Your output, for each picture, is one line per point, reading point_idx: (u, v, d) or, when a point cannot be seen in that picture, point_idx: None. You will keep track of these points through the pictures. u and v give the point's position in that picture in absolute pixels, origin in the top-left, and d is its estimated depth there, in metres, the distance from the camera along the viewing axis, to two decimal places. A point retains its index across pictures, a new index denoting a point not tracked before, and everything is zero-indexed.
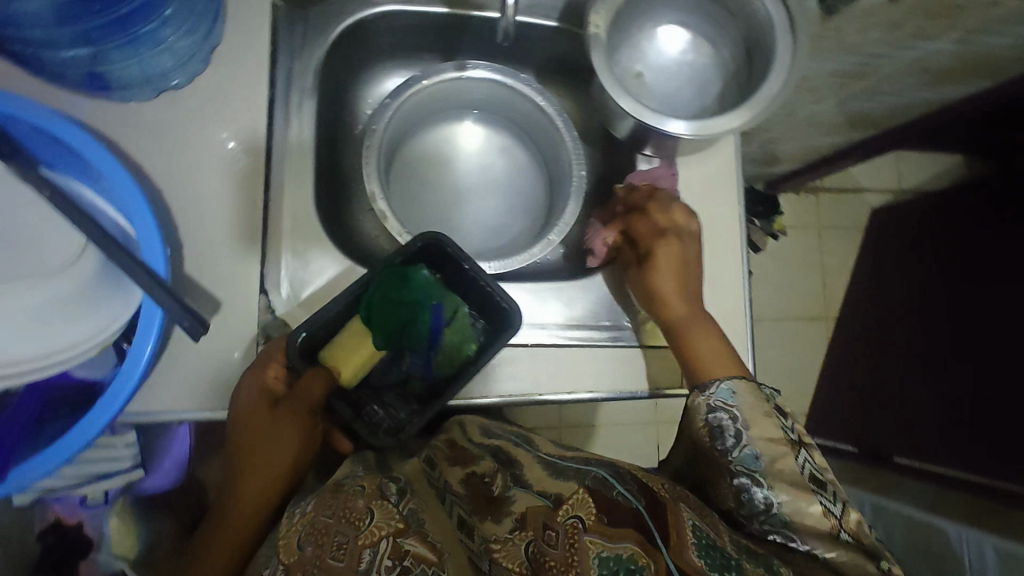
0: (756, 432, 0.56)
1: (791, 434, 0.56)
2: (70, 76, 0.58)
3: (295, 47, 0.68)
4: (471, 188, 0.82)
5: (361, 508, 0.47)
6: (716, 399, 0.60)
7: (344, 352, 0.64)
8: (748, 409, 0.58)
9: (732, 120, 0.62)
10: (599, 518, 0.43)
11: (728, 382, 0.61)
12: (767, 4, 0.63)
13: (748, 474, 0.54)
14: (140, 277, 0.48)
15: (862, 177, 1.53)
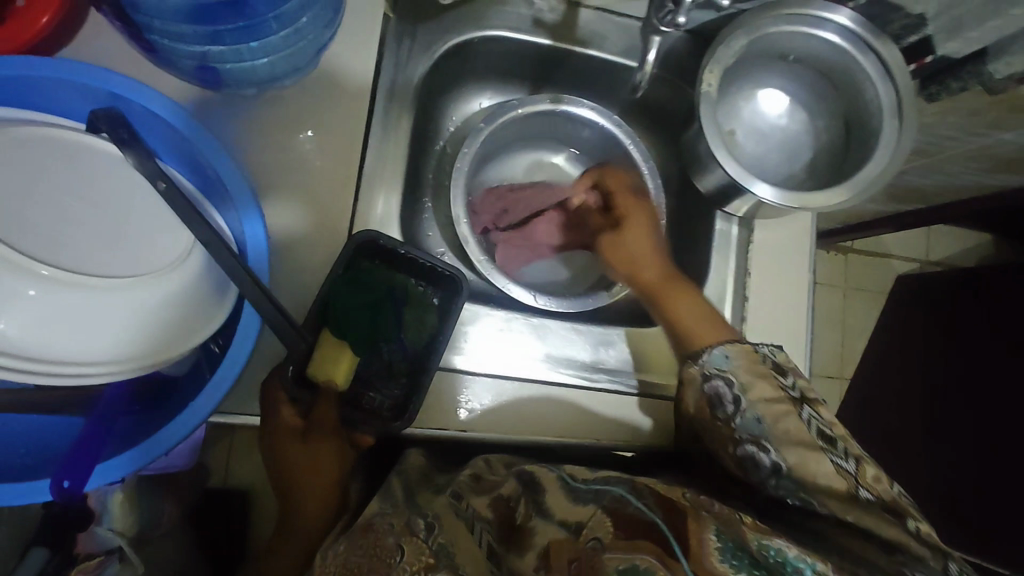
0: (754, 394, 0.54)
1: (791, 390, 0.53)
2: (183, 68, 0.56)
3: (399, 60, 0.68)
4: None
5: (391, 546, 0.47)
6: (709, 367, 0.57)
7: (325, 357, 0.58)
8: (742, 373, 0.55)
9: (832, 196, 0.62)
10: (616, 534, 0.42)
11: (721, 348, 0.58)
12: (878, 87, 0.63)
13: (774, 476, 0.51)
14: (248, 285, 0.47)
15: (893, 245, 1.50)
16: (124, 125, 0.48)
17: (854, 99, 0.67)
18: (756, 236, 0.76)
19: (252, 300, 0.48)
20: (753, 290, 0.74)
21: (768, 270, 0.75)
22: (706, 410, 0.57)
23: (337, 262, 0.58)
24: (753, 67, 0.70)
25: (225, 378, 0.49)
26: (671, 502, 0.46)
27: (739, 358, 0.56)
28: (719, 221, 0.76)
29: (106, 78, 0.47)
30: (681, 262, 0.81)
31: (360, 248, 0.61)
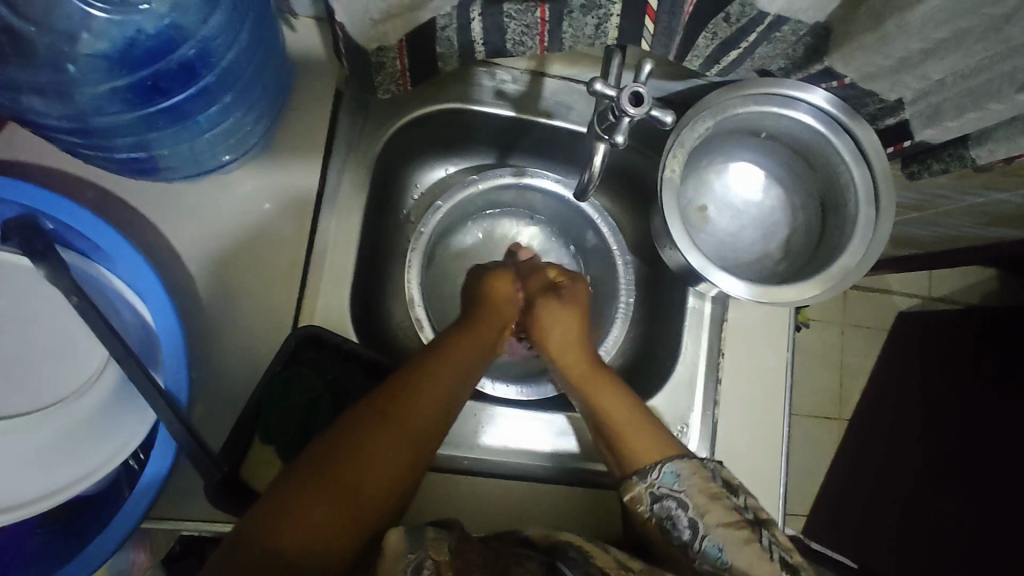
0: (709, 517, 0.49)
1: (746, 512, 0.49)
2: (122, 168, 0.54)
3: (355, 136, 0.66)
4: None
5: None
6: (660, 485, 0.52)
7: (259, 468, 0.53)
8: (696, 493, 0.50)
9: (801, 290, 0.58)
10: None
11: (671, 464, 0.53)
12: (852, 172, 0.60)
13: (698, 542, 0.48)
14: (160, 406, 0.44)
15: (891, 284, 1.43)
16: (38, 235, 0.46)
17: (830, 180, 0.63)
18: (730, 313, 0.72)
19: (165, 421, 0.45)
20: (727, 372, 0.70)
21: (743, 349, 0.71)
22: (658, 530, 0.51)
23: (274, 361, 0.55)
24: (725, 142, 0.67)
25: (140, 501, 0.46)
26: None
27: (691, 478, 0.51)
28: (691, 297, 0.73)
29: (21, 188, 0.46)
30: (655, 336, 0.77)
31: (298, 343, 0.56)
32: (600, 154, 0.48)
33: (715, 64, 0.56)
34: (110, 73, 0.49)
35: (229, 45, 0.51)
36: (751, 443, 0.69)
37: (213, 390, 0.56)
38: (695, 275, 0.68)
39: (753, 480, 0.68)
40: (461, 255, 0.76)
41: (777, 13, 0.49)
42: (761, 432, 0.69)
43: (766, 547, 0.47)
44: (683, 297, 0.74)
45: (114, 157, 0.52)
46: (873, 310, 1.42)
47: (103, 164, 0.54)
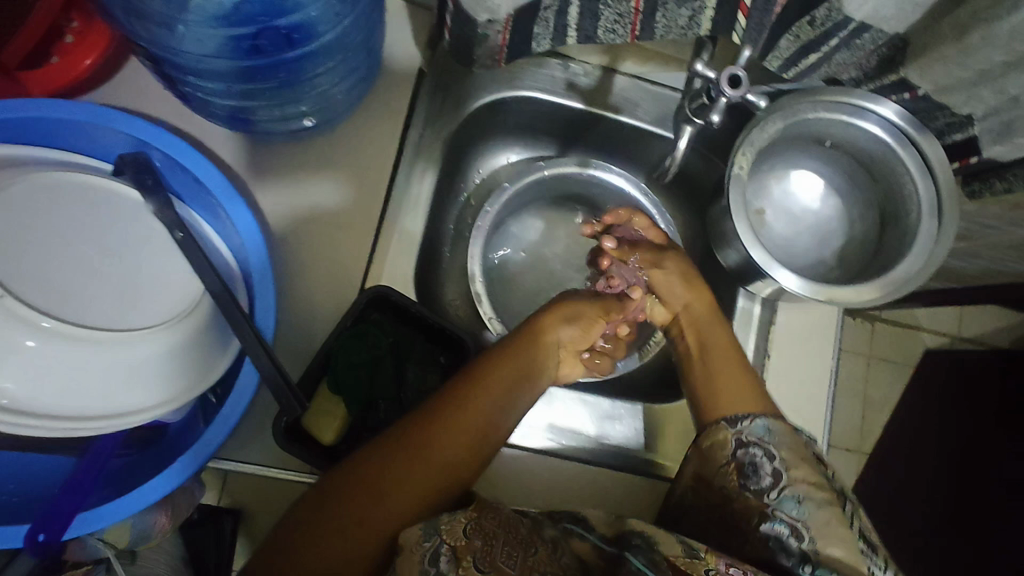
0: (796, 473, 0.51)
1: (832, 483, 0.52)
2: (217, 115, 0.58)
3: (434, 113, 0.68)
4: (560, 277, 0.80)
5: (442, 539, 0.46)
6: (749, 434, 0.55)
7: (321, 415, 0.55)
8: (785, 449, 0.53)
9: (860, 293, 0.60)
10: None
11: (763, 420, 0.56)
12: (917, 182, 0.61)
13: (788, 524, 0.49)
14: (251, 341, 0.48)
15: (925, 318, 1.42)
16: (150, 172, 0.50)
17: (892, 192, 0.65)
18: (779, 318, 0.73)
19: (253, 355, 0.48)
20: (772, 373, 0.71)
21: (789, 351, 0.72)
22: (736, 475, 0.53)
23: (345, 319, 0.57)
24: (789, 148, 0.69)
25: (221, 429, 0.47)
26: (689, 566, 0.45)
27: (782, 438, 0.54)
28: (741, 299, 0.74)
29: (137, 123, 0.49)
30: None
31: (369, 302, 0.59)
32: (684, 137, 0.52)
33: (793, 66, 0.58)
34: (219, 22, 0.50)
35: (343, 17, 0.53)
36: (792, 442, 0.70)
37: (284, 339, 0.59)
38: (750, 274, 0.70)
39: None
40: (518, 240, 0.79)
41: (862, 19, 0.51)
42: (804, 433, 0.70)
43: (847, 516, 0.49)
44: (732, 298, 0.76)
45: (215, 102, 0.56)
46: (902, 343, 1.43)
47: (200, 110, 0.58)
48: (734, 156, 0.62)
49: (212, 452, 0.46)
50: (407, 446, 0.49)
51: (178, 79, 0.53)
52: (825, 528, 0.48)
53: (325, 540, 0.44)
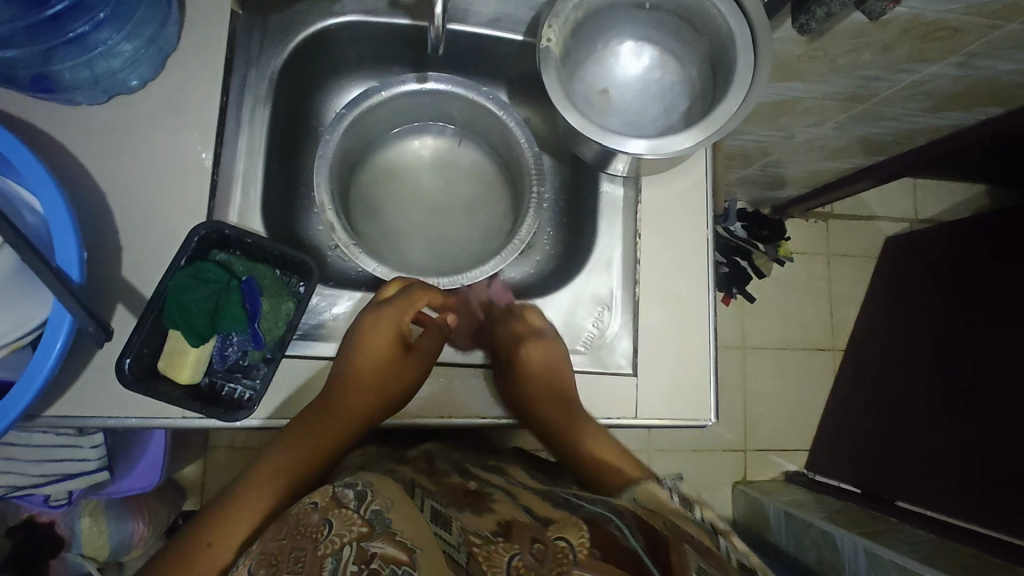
0: (704, 512, 0.50)
1: (706, 523, 0.48)
2: (18, 79, 0.57)
3: (254, 54, 0.68)
4: (433, 201, 0.81)
5: (316, 522, 0.50)
6: (675, 487, 0.54)
7: (177, 354, 0.57)
8: (687, 493, 0.53)
9: (687, 141, 0.60)
10: (592, 554, 0.44)
11: (646, 479, 0.55)
12: (728, 20, 0.60)
13: (667, 484, 0.54)
14: (51, 282, 0.47)
15: (873, 204, 1.64)
16: None
17: (715, 40, 0.63)
18: (644, 197, 0.72)
19: (58, 295, 0.48)
20: (645, 252, 0.71)
21: (657, 225, 0.72)
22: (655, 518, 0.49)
23: (178, 258, 0.57)
24: (613, 19, 0.67)
25: (31, 382, 0.47)
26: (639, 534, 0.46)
27: (688, 492, 0.53)
28: (604, 184, 0.74)
29: None
30: (576, 233, 0.78)
31: (206, 240, 0.59)
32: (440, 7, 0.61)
33: None
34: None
35: None
36: (672, 309, 0.71)
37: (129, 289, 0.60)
38: (603, 157, 0.69)
39: (678, 353, 0.71)
40: (386, 173, 0.81)
41: None
42: (682, 297, 0.72)
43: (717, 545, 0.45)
44: (596, 188, 0.75)
45: (11, 66, 0.56)
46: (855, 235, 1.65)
47: (5, 83, 0.58)
48: (546, 55, 0.61)
49: (22, 406, 0.47)
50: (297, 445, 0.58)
51: None
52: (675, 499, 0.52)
53: (211, 543, 0.51)
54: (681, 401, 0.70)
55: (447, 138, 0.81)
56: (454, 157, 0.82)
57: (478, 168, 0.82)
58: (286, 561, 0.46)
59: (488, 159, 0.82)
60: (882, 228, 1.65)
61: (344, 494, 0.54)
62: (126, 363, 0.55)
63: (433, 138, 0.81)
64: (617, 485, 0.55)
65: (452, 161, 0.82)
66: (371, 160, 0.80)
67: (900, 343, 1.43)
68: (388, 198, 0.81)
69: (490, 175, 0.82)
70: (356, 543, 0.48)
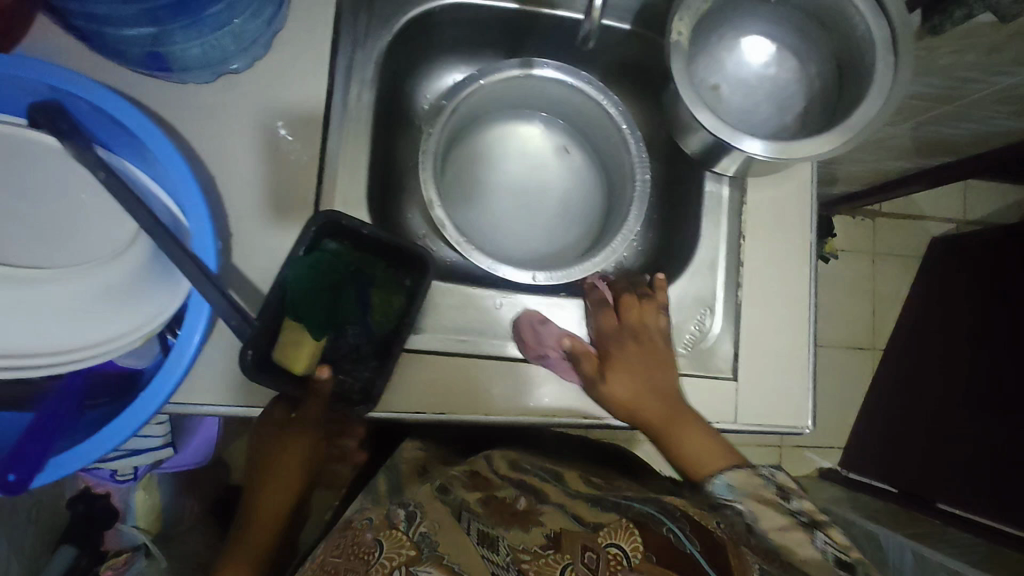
0: (765, 524, 0.52)
1: (799, 516, 0.53)
2: (133, 56, 0.55)
3: (360, 36, 0.66)
4: (523, 188, 0.80)
5: (369, 542, 0.54)
6: (716, 495, 0.56)
7: (292, 347, 0.56)
8: (752, 500, 0.54)
9: (819, 145, 0.58)
10: (645, 556, 0.47)
11: (724, 475, 0.57)
12: (868, 19, 0.58)
13: (729, 504, 0.55)
14: (193, 271, 0.47)
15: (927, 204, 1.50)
16: (63, 120, 0.48)
17: (846, 39, 0.61)
18: (749, 197, 0.71)
19: (197, 285, 0.47)
20: (748, 255, 0.70)
21: (761, 226, 0.71)
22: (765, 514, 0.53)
23: (296, 247, 0.55)
24: (734, 12, 0.65)
25: (177, 365, 0.47)
26: (698, 516, 0.50)
27: (742, 481, 0.56)
28: (708, 183, 0.72)
29: (51, 71, 0.47)
30: (673, 230, 0.77)
31: (321, 229, 0.57)
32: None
33: None
34: None
35: None
36: (775, 313, 0.70)
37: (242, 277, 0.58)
38: (715, 155, 0.67)
39: (779, 358, 0.70)
40: (475, 157, 0.79)
41: None
42: (784, 300, 0.70)
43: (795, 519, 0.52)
44: (699, 185, 0.73)
45: (128, 43, 0.54)
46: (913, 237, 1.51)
47: (117, 58, 0.56)
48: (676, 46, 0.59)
49: (170, 391, 0.47)
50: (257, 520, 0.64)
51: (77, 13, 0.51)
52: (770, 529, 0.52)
53: None
54: (780, 407, 0.69)
55: (541, 125, 0.80)
56: (545, 144, 0.80)
57: (569, 156, 0.81)
58: None
59: (579, 147, 0.80)
60: (934, 229, 1.51)
61: (398, 512, 0.58)
62: (248, 355, 0.53)
63: (525, 123, 0.80)
64: (706, 475, 0.58)
65: (546, 149, 0.80)
66: (461, 147, 0.78)
67: (926, 345, 1.35)
68: (480, 185, 0.79)
69: (580, 163, 0.81)
70: (404, 567, 0.50)
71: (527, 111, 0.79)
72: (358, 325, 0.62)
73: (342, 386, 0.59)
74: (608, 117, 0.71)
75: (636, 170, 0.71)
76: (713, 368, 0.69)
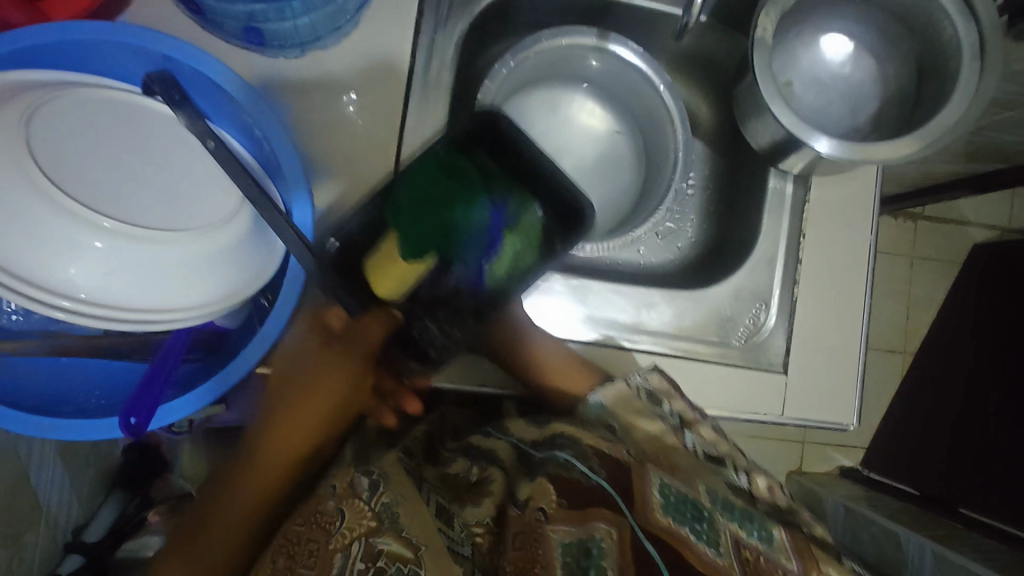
0: (645, 426, 0.56)
1: (673, 417, 0.57)
2: (231, 29, 0.56)
3: (442, 17, 0.67)
4: (567, 161, 0.78)
5: (331, 510, 0.50)
6: (641, 382, 0.58)
7: (387, 259, 0.55)
8: (622, 410, 0.57)
9: (898, 148, 0.57)
10: (560, 504, 0.47)
11: (596, 392, 0.58)
12: (956, 24, 0.57)
13: (644, 393, 0.58)
14: (293, 239, 0.49)
15: (968, 208, 1.36)
16: (176, 87, 0.50)
17: (932, 42, 0.61)
18: (813, 194, 0.71)
19: (297, 255, 0.50)
20: (808, 252, 0.71)
21: (825, 224, 0.71)
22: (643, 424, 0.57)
23: (438, 142, 0.56)
24: (815, 10, 0.66)
25: (275, 325, 0.51)
26: (613, 452, 0.51)
27: (613, 393, 0.57)
28: (773, 179, 0.72)
29: (172, 43, 0.49)
30: (735, 223, 0.77)
31: (476, 130, 0.57)
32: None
33: None
34: None
35: None
36: (831, 312, 0.70)
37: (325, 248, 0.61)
38: (782, 151, 0.67)
39: (835, 357, 0.70)
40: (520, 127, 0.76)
41: None
42: (842, 298, 0.71)
43: (685, 438, 0.56)
44: (763, 181, 0.74)
45: (227, 16, 0.55)
46: (945, 240, 1.37)
47: (217, 30, 0.58)
48: (760, 39, 0.60)
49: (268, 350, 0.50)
50: (249, 473, 0.57)
51: None
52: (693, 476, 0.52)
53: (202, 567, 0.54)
54: (828, 404, 0.69)
55: (594, 98, 0.78)
56: (593, 121, 0.79)
57: (615, 137, 0.79)
58: (302, 555, 0.48)
59: (626, 129, 0.79)
60: (972, 235, 1.37)
61: (359, 480, 0.50)
62: (331, 245, 0.54)
63: (577, 97, 0.78)
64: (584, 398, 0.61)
65: (596, 122, 0.79)
66: (515, 109, 0.76)
67: (958, 344, 1.24)
68: None
69: (625, 146, 0.79)
70: (364, 539, 0.47)
71: (582, 84, 0.77)
72: (468, 264, 0.60)
73: (423, 334, 0.57)
74: (661, 104, 0.71)
75: (677, 160, 0.71)
76: (764, 361, 0.70)
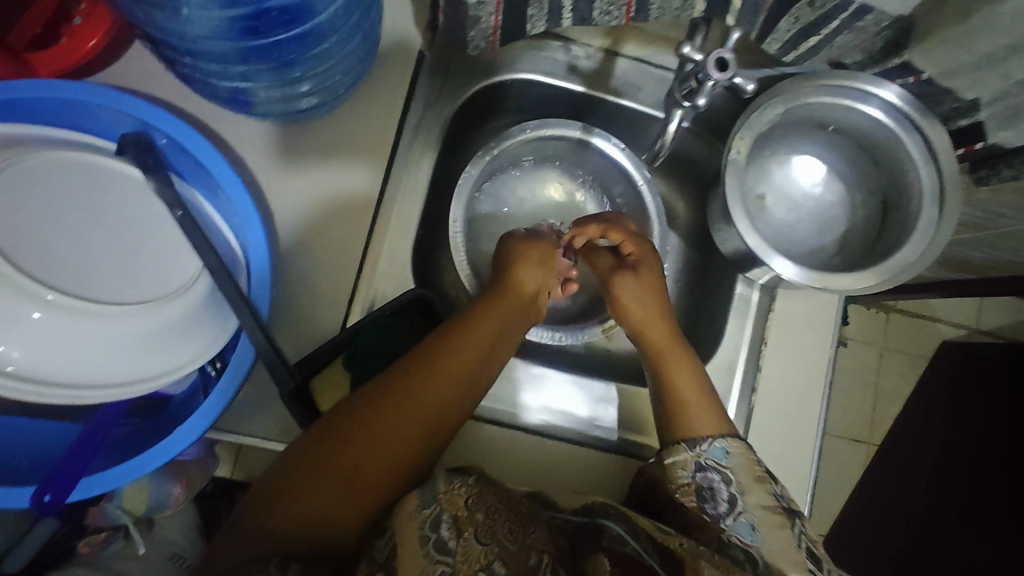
0: (751, 497, 0.51)
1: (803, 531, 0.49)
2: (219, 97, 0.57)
3: (432, 98, 0.68)
4: None
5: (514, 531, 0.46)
6: (707, 457, 0.55)
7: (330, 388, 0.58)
8: (741, 471, 0.53)
9: (858, 280, 0.59)
10: None
11: (723, 440, 0.55)
12: (919, 167, 0.60)
13: (718, 470, 0.54)
14: (246, 316, 0.48)
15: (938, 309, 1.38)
16: (149, 153, 0.50)
17: (895, 179, 0.64)
18: (778, 305, 0.72)
19: (248, 331, 0.49)
20: (766, 362, 0.71)
21: (786, 332, 0.72)
22: (694, 497, 0.53)
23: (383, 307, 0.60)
24: (790, 133, 0.68)
25: (219, 401, 0.49)
26: (664, 538, 0.48)
27: (737, 457, 0.54)
28: (739, 285, 0.74)
29: (147, 109, 0.50)
30: (705, 321, 0.78)
31: (411, 304, 0.62)
32: (678, 117, 0.57)
33: (793, 49, 0.61)
34: None
35: None
36: (788, 425, 0.70)
37: (286, 315, 0.60)
38: (748, 261, 0.68)
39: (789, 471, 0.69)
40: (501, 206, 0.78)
41: None
42: (799, 412, 0.70)
43: (797, 536, 0.49)
44: (731, 286, 0.75)
45: (215, 86, 0.56)
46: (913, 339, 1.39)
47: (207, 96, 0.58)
48: (733, 161, 0.62)
49: (210, 423, 0.48)
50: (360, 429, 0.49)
51: (176, 60, 0.53)
52: (772, 532, 0.49)
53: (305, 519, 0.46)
54: None
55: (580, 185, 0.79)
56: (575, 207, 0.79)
57: None
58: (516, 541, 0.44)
59: None
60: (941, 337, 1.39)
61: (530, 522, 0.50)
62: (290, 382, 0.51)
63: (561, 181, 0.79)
64: (702, 435, 0.56)
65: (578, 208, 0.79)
66: (496, 187, 0.77)
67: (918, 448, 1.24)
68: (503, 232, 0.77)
69: None
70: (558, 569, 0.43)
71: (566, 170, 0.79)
72: None
73: None
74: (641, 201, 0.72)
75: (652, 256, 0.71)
76: None
